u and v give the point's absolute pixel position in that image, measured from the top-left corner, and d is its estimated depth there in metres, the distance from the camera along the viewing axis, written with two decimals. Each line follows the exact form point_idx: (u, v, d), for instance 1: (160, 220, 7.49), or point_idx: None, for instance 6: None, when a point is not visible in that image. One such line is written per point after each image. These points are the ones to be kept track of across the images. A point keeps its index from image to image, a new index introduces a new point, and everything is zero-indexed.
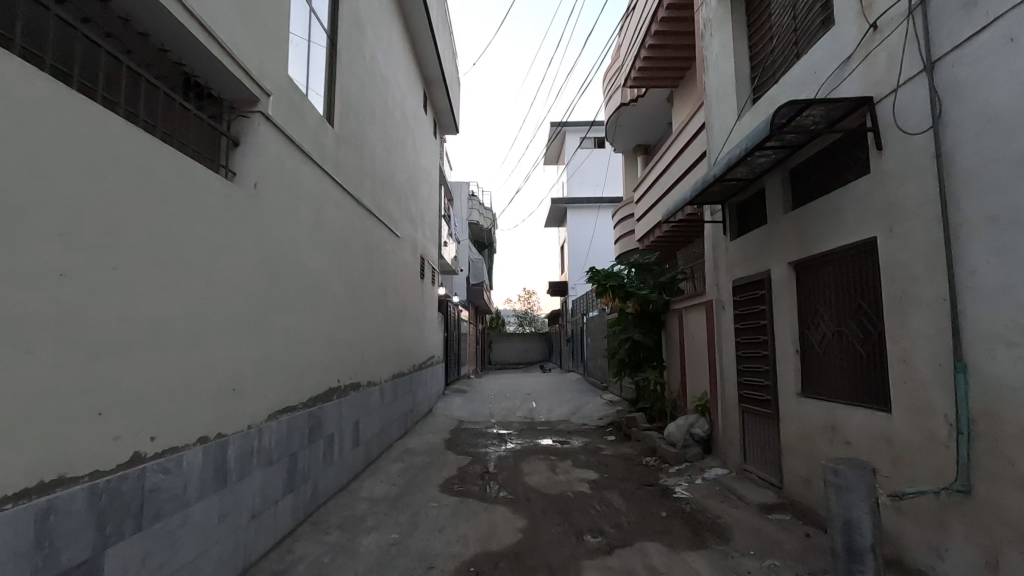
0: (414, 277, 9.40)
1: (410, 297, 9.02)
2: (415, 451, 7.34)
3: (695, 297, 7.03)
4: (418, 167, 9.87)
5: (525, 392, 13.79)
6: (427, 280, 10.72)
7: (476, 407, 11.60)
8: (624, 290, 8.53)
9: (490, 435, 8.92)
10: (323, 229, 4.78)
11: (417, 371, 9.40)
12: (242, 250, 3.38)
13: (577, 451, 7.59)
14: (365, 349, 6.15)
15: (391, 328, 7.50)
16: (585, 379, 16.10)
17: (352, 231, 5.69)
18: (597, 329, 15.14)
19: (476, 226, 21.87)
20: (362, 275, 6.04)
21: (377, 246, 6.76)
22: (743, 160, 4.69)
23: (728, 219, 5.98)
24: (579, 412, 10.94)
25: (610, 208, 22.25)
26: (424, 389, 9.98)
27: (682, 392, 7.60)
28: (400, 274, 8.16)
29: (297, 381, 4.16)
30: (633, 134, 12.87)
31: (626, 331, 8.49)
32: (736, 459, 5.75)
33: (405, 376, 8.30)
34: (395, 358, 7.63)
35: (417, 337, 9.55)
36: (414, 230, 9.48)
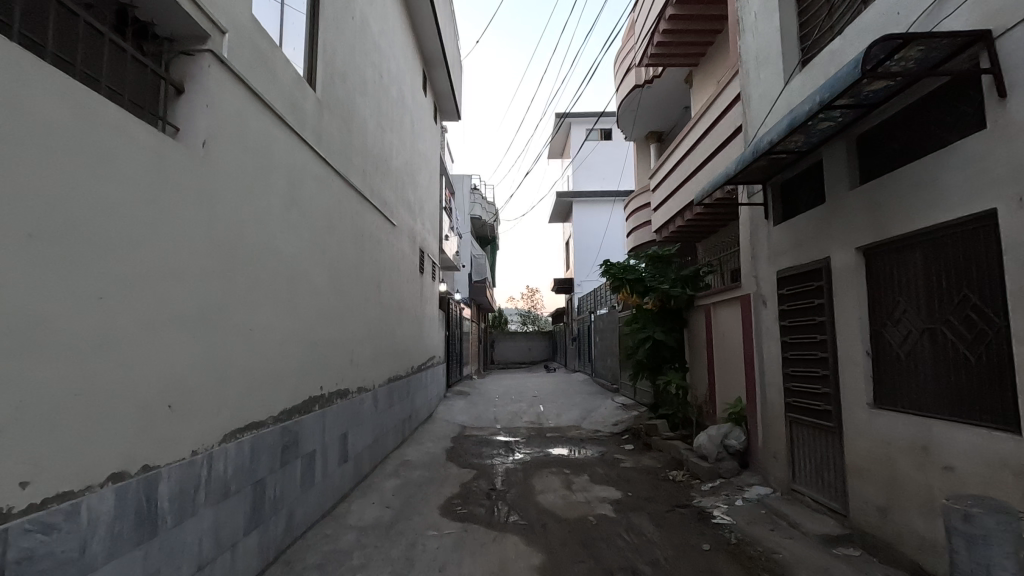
0: (412, 271, 8.65)
1: (409, 294, 8.28)
2: (413, 463, 6.59)
3: (725, 291, 6.29)
4: (417, 153, 9.12)
5: (531, 394, 13.02)
6: (427, 275, 9.96)
7: (479, 410, 10.85)
8: (642, 285, 7.79)
9: (495, 443, 8.16)
10: (301, 210, 4.04)
11: (416, 375, 8.65)
12: (186, 227, 2.63)
13: (593, 463, 6.84)
14: (356, 351, 5.41)
15: (387, 327, 6.76)
16: (593, 380, 15.33)
17: (339, 216, 4.95)
18: (606, 327, 14.36)
19: (478, 221, 21.11)
20: (352, 267, 5.30)
21: (370, 234, 6.01)
22: (802, 125, 3.92)
23: (771, 201, 5.21)
24: (590, 417, 10.18)
25: (617, 201, 21.46)
26: (423, 392, 9.23)
27: (710, 398, 6.85)
28: (397, 267, 7.41)
29: (266, 391, 3.43)
30: (646, 120, 12.08)
31: (645, 330, 7.75)
32: (782, 477, 5.00)
33: (402, 380, 7.55)
34: (390, 360, 6.90)
35: (416, 337, 8.81)
36: (413, 221, 8.73)
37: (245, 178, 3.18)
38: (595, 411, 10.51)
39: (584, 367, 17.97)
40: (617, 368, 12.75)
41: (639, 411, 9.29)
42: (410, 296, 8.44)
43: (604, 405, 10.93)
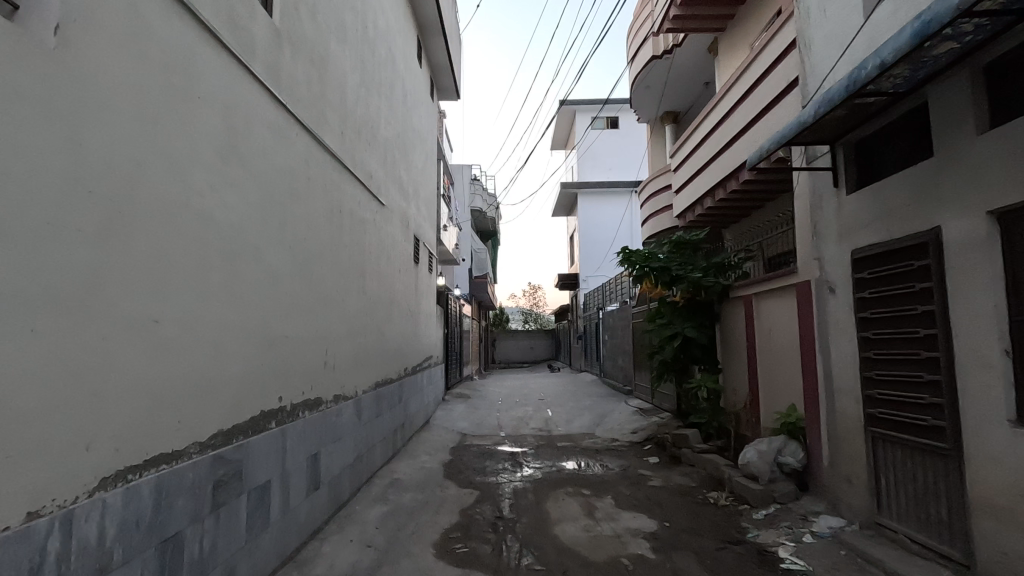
0: (406, 261, 7.68)
1: (402, 287, 7.30)
2: (405, 482, 5.62)
3: (774, 278, 5.29)
4: (411, 129, 8.14)
5: (537, 397, 12.03)
6: (422, 266, 8.97)
7: (482, 415, 9.86)
8: (668, 275, 6.81)
9: (500, 455, 7.18)
10: (248, 166, 3.06)
11: (411, 378, 7.66)
12: (20, 153, 1.65)
13: (616, 481, 5.86)
14: (332, 351, 4.43)
15: (374, 324, 5.78)
16: (603, 380, 14.35)
17: (308, 182, 3.97)
18: (617, 324, 13.37)
19: (479, 214, 20.14)
20: (326, 247, 4.33)
21: (352, 211, 5.03)
22: (919, 50, 2.89)
23: (843, 164, 4.20)
24: (605, 423, 9.18)
25: (624, 192, 20.46)
26: (419, 397, 8.24)
27: (752, 404, 5.86)
28: (387, 254, 6.43)
29: (188, 407, 2.45)
30: (662, 97, 11.06)
31: (671, 326, 6.78)
32: (862, 506, 4.01)
33: (393, 384, 6.57)
34: (379, 362, 5.92)
35: (410, 335, 7.83)
36: (406, 204, 7.75)
37: (145, 102, 2.20)
38: (609, 416, 9.51)
39: (591, 367, 16.98)
40: (630, 368, 11.77)
41: (661, 418, 8.30)
42: (404, 289, 7.46)
43: (619, 410, 9.93)
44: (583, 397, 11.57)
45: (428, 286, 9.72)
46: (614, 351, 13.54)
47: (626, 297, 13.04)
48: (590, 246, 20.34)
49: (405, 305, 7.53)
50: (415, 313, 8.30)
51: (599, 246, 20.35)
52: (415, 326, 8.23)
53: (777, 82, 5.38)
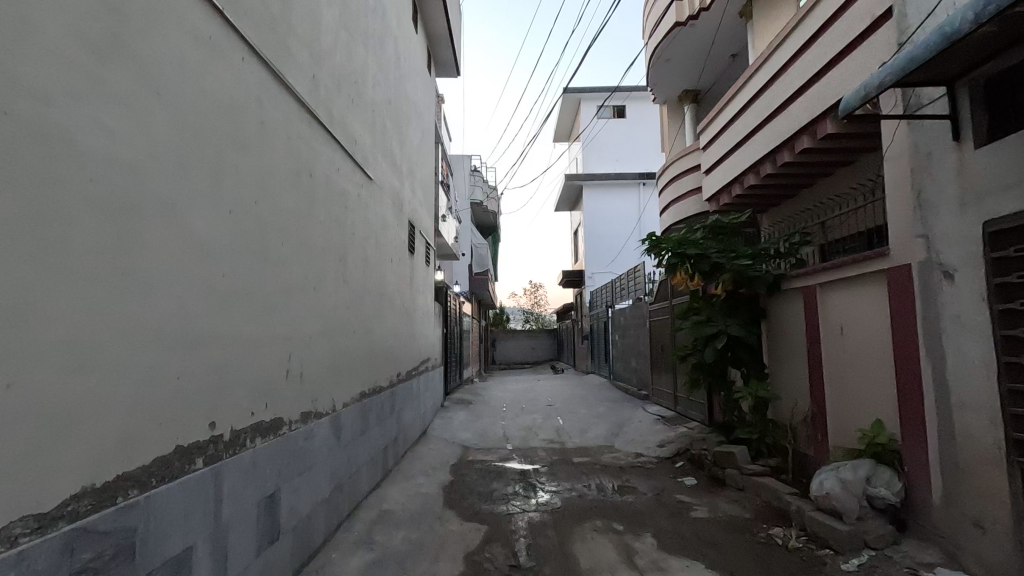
0: (400, 251, 6.68)
1: (394, 280, 6.29)
2: (396, 513, 4.62)
3: (851, 263, 4.30)
4: (406, 101, 7.14)
5: (544, 402, 11.02)
6: (419, 257, 7.96)
7: (485, 425, 8.86)
8: (706, 262, 5.83)
9: (508, 475, 6.18)
10: (153, 82, 2.05)
11: (405, 385, 6.65)
12: None
13: (651, 510, 4.86)
14: (299, 356, 3.41)
15: (360, 322, 4.77)
16: (613, 383, 13.36)
17: (263, 130, 2.96)
18: (630, 322, 12.38)
19: (479, 207, 19.15)
20: (291, 219, 3.31)
21: (328, 180, 4.02)
22: None
23: (976, 109, 3.16)
24: (623, 433, 8.17)
25: (632, 184, 19.48)
26: (414, 405, 7.23)
27: (815, 416, 4.86)
28: (376, 239, 5.42)
29: (12, 456, 1.45)
30: (682, 74, 10.06)
31: (710, 322, 5.77)
32: (1002, 561, 3.02)
33: (383, 392, 5.56)
34: (364, 369, 4.91)
35: (405, 337, 6.83)
36: (400, 185, 6.76)
37: None
38: (628, 426, 8.50)
39: (599, 369, 15.98)
40: (646, 370, 10.78)
41: (690, 430, 7.29)
42: (397, 283, 6.45)
43: (639, 418, 8.92)
44: (594, 404, 10.56)
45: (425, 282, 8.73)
46: (627, 352, 12.56)
47: (639, 293, 12.05)
48: (596, 241, 19.36)
49: (399, 301, 6.52)
50: (411, 312, 7.30)
51: (606, 241, 19.37)
52: (410, 326, 7.23)
53: (852, 22, 4.37)
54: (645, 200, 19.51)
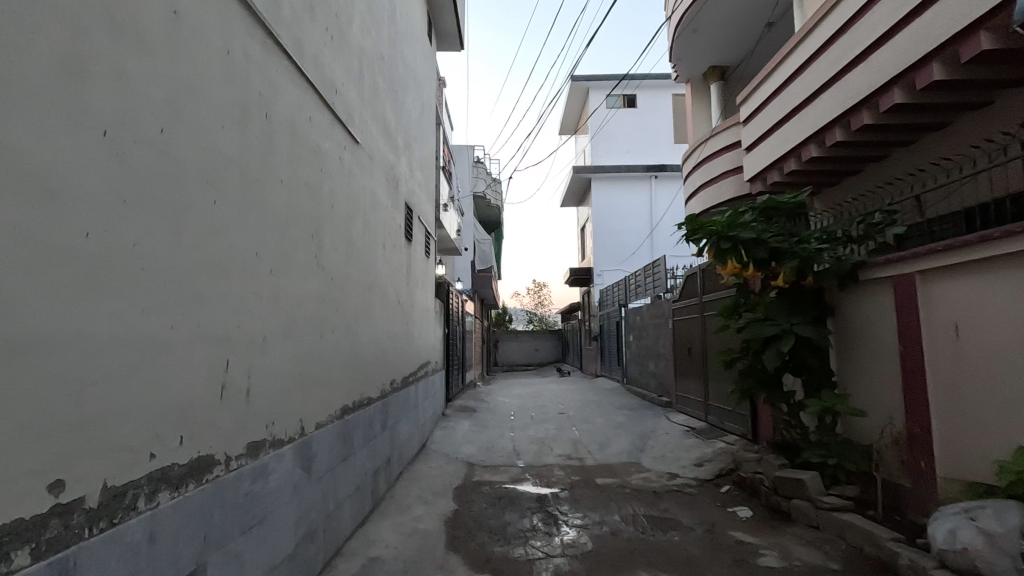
0: (395, 237, 5.69)
1: (387, 272, 5.28)
2: (387, 562, 3.63)
3: (980, 241, 3.28)
4: (402, 62, 6.16)
5: (556, 410, 10.02)
6: (417, 246, 6.98)
7: (491, 437, 7.85)
8: (762, 249, 4.85)
9: (523, 501, 5.19)
10: None
11: (399, 395, 5.63)
12: None
13: (707, 555, 3.87)
14: (245, 366, 2.41)
15: (340, 320, 3.77)
16: (628, 388, 12.38)
17: (180, 26, 1.96)
18: (647, 322, 11.39)
19: (482, 201, 18.16)
20: (230, 169, 2.31)
21: (295, 129, 3.03)
22: None
23: None
24: (650, 447, 7.18)
25: (643, 176, 18.51)
26: (411, 416, 6.25)
27: (915, 440, 3.83)
28: (364, 218, 4.42)
29: None
30: (711, 46, 9.05)
31: (770, 321, 4.74)
32: None
33: (373, 404, 4.58)
34: (347, 379, 3.92)
35: (401, 339, 5.85)
36: (396, 160, 5.78)
37: None
38: (655, 440, 7.48)
39: (610, 372, 14.94)
40: (669, 375, 9.78)
41: (733, 447, 6.27)
42: (391, 274, 5.47)
43: (665, 430, 7.90)
44: (612, 412, 9.55)
45: (425, 276, 7.74)
46: (644, 356, 11.55)
47: (659, 290, 11.03)
48: (605, 237, 18.35)
49: (393, 296, 5.52)
50: (408, 310, 6.30)
51: (616, 237, 18.36)
52: (407, 326, 6.25)
53: None
54: (658, 194, 18.49)
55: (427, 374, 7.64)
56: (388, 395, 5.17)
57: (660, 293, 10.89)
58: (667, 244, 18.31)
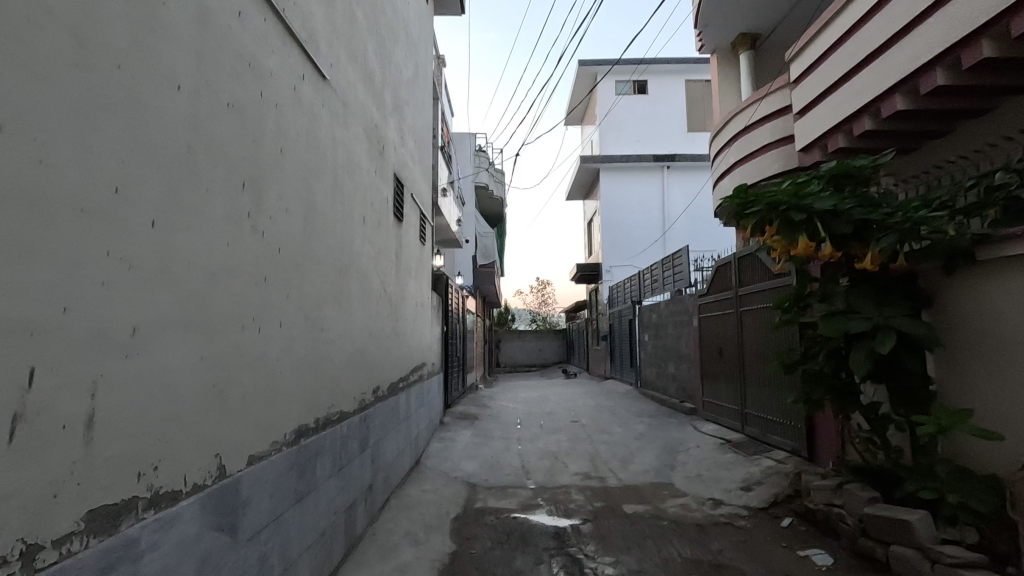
0: (381, 212, 4.68)
1: (369, 254, 4.26)
2: None
3: None
4: (390, 6, 5.14)
5: (567, 417, 9.00)
6: (410, 229, 5.97)
7: (496, 450, 6.83)
8: (839, 225, 3.83)
9: (537, 539, 4.17)
10: None
11: (385, 406, 4.59)
12: None
13: None
14: (84, 374, 1.41)
15: (292, 309, 2.74)
16: (644, 393, 11.34)
17: None
18: (667, 320, 10.35)
19: (484, 192, 17.17)
20: (42, 29, 1.30)
21: (211, 19, 2.03)
22: None
23: None
24: (682, 464, 6.16)
25: (654, 166, 17.48)
26: (401, 430, 5.24)
27: None
28: (334, 178, 3.40)
29: None
30: (742, 8, 8.03)
31: (856, 313, 3.69)
32: None
33: (348, 421, 3.56)
34: (305, 390, 2.89)
35: (387, 337, 4.83)
36: (383, 120, 4.78)
37: None
38: (686, 455, 6.44)
39: (622, 374, 13.90)
40: (693, 379, 8.76)
41: (786, 468, 5.23)
42: (375, 256, 4.45)
43: (696, 443, 6.87)
44: (631, 421, 8.51)
45: (421, 264, 6.75)
46: (663, 358, 10.51)
47: (680, 285, 10.01)
48: (615, 231, 17.34)
49: (377, 284, 4.50)
50: (398, 303, 5.29)
51: (626, 231, 17.35)
52: (397, 322, 5.24)
53: None
54: (670, 185, 17.47)
55: (422, 378, 6.63)
56: (368, 407, 4.13)
57: (682, 288, 9.86)
58: (681, 238, 17.29)
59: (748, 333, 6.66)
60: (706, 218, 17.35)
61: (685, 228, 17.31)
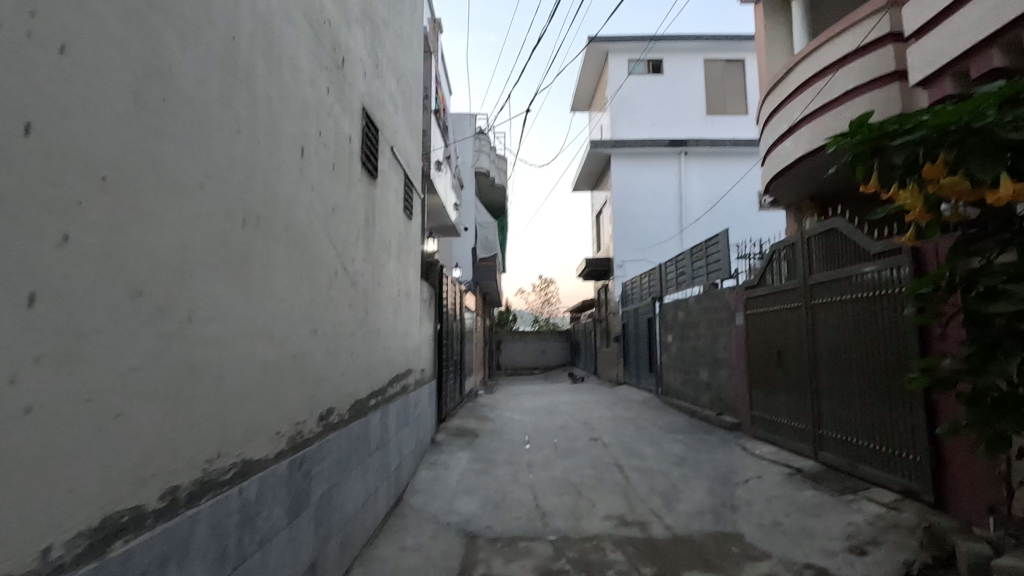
0: (339, 154, 3.21)
1: (314, 208, 2.78)
2: None
3: None
4: None
5: (584, 434, 7.52)
6: (389, 193, 4.51)
7: (501, 481, 5.37)
8: None
9: None
10: None
11: (341, 438, 3.12)
12: None
13: None
14: None
15: (84, 273, 1.28)
16: (670, 403, 9.87)
17: None
18: (699, 319, 8.89)
19: (484, 179, 15.73)
20: None
21: None
22: None
23: None
24: (744, 504, 4.69)
25: (670, 152, 16.03)
26: (371, 466, 3.77)
27: None
28: (229, 55, 1.94)
29: None
30: None
31: None
32: None
33: (260, 479, 2.09)
34: (133, 440, 1.43)
35: (349, 338, 3.36)
36: (343, 23, 3.32)
37: None
38: (747, 490, 4.97)
39: (640, 380, 12.41)
40: (738, 389, 7.29)
41: (909, 521, 3.75)
42: (326, 216, 2.97)
43: (755, 472, 5.40)
44: (663, 439, 7.04)
45: (407, 245, 5.31)
46: (694, 363, 9.04)
47: (715, 277, 8.54)
48: (628, 223, 15.88)
49: (330, 256, 3.04)
50: (369, 290, 3.83)
51: (640, 222, 15.89)
52: (367, 316, 3.77)
53: None
54: (688, 173, 16.02)
55: (406, 392, 5.16)
56: (307, 446, 2.65)
57: (718, 280, 8.39)
58: (700, 230, 15.83)
59: (826, 333, 5.19)
60: (727, 209, 15.90)
61: (704, 220, 15.85)
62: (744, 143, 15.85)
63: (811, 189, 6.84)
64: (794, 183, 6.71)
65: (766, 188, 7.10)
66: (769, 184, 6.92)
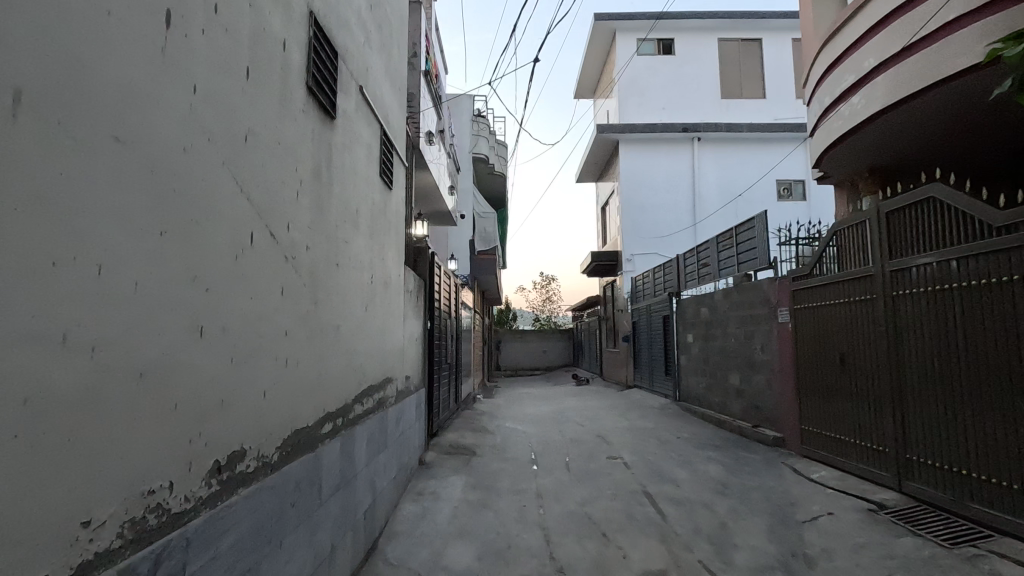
0: (261, 57, 2.09)
1: (199, 125, 1.67)
2: None
3: None
4: None
5: (599, 450, 6.44)
6: (358, 149, 3.43)
7: (504, 517, 4.28)
8: None
9: None
10: None
11: (260, 495, 2.00)
12: None
13: None
14: None
15: None
16: (692, 411, 8.78)
17: None
18: (728, 316, 7.80)
19: (483, 167, 14.64)
20: None
21: None
22: None
23: None
24: (820, 552, 3.61)
25: (683, 138, 14.96)
26: (324, 520, 2.68)
27: None
28: None
29: None
30: None
31: None
32: None
33: None
34: None
35: (280, 338, 2.25)
36: None
37: None
38: (821, 533, 3.86)
39: (654, 385, 11.32)
40: (781, 398, 6.22)
41: None
42: (230, 145, 1.86)
43: (823, 506, 4.30)
44: (695, 459, 5.94)
45: (385, 221, 4.19)
46: (723, 367, 7.93)
47: (748, 268, 7.43)
48: (637, 213, 14.79)
49: (241, 208, 1.93)
50: (317, 273, 2.70)
51: (650, 213, 14.80)
52: (315, 309, 2.66)
53: None
54: (702, 160, 14.91)
55: (384, 408, 4.06)
56: (177, 525, 1.54)
57: (752, 271, 7.30)
58: (716, 222, 14.75)
59: (917, 333, 4.13)
60: (744, 200, 14.78)
61: (719, 211, 14.75)
62: (762, 129, 14.72)
63: (872, 159, 5.74)
64: (853, 151, 5.61)
65: (817, 160, 6.00)
66: (822, 155, 5.81)
